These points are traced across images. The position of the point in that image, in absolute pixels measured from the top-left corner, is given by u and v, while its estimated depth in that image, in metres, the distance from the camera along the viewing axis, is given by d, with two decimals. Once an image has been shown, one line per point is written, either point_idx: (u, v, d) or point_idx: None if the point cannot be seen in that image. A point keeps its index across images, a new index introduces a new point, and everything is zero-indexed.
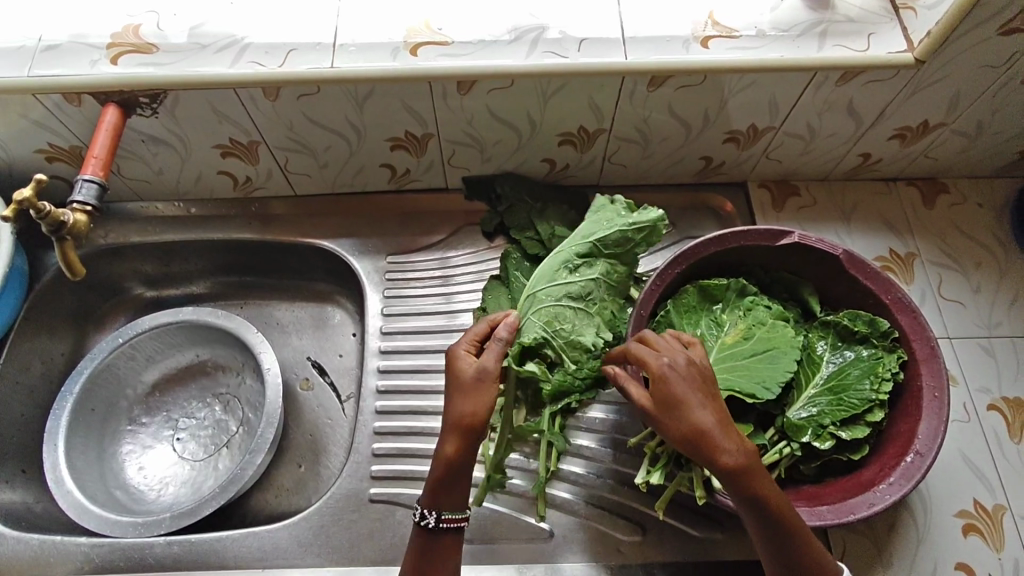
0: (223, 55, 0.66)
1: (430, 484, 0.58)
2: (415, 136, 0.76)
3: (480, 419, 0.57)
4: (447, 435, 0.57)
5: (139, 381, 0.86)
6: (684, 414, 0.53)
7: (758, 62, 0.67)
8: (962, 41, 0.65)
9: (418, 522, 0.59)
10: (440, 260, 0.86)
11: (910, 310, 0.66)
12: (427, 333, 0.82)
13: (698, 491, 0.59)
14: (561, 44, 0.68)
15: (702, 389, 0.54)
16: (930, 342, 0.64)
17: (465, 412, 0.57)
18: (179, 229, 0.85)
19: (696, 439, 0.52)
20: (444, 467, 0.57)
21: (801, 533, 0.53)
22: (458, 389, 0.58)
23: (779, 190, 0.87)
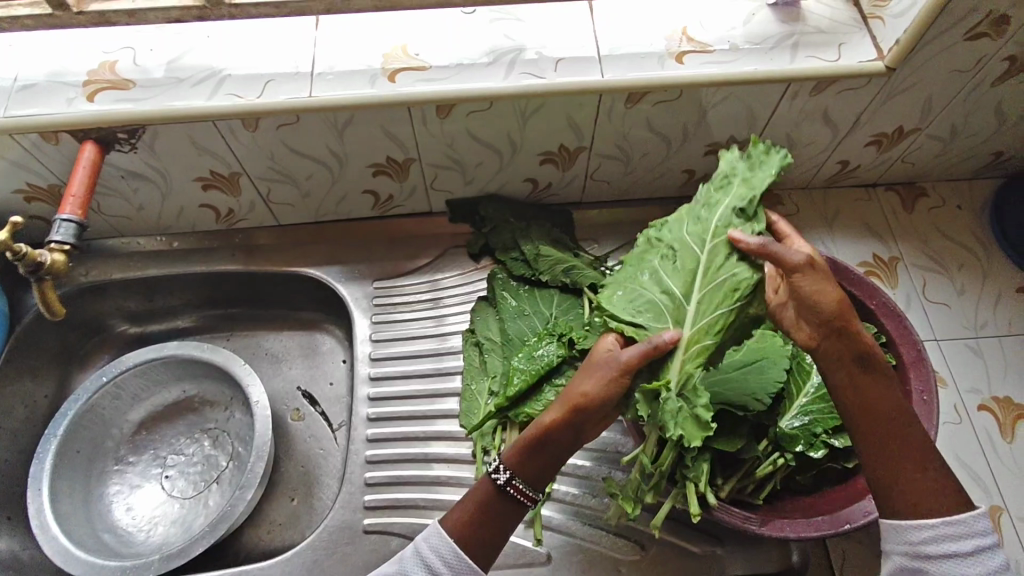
0: (200, 88, 0.66)
1: (515, 443, 0.58)
2: (396, 161, 0.76)
3: (589, 400, 0.56)
4: (558, 405, 0.57)
5: (125, 420, 0.85)
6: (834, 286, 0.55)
7: (734, 75, 0.67)
8: (930, 49, 0.66)
9: (491, 478, 0.58)
10: (430, 283, 0.85)
11: (896, 315, 0.66)
12: (420, 356, 0.81)
13: (693, 508, 0.59)
14: (538, 65, 0.69)
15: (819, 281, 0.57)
16: (917, 347, 0.64)
17: (583, 387, 0.57)
18: (163, 263, 0.85)
19: (843, 306, 0.54)
20: (535, 430, 0.57)
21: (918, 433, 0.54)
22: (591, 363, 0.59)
23: (761, 200, 0.88)
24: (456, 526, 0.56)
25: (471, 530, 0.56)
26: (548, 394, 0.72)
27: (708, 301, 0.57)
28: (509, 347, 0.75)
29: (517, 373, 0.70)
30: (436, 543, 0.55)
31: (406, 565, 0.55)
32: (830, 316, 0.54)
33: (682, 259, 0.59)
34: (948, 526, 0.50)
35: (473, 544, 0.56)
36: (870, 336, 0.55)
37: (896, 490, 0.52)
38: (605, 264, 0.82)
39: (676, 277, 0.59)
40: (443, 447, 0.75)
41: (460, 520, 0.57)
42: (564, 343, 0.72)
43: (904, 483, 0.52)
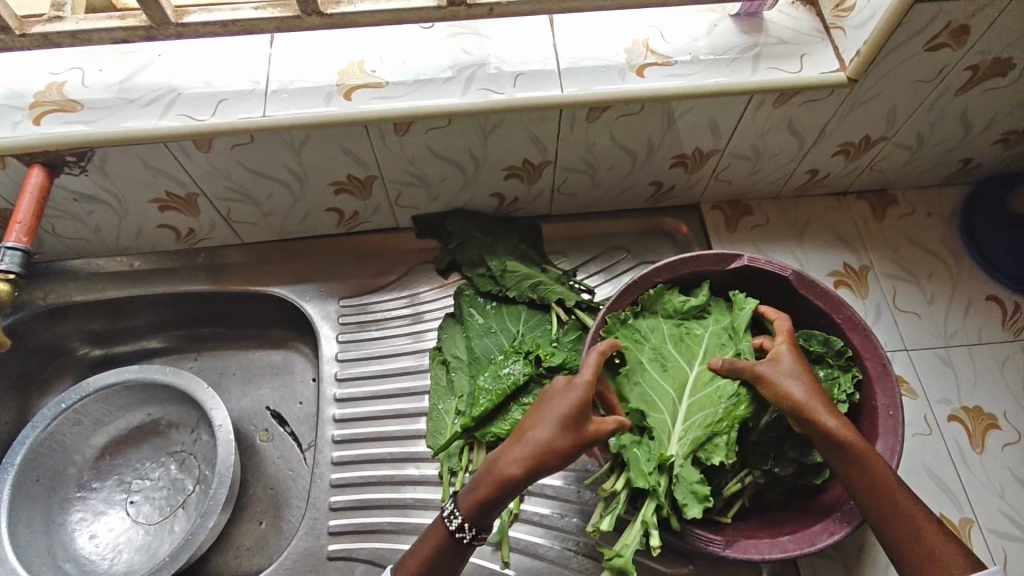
0: (151, 109, 0.65)
1: (473, 492, 0.57)
2: (358, 179, 0.75)
3: (555, 459, 0.56)
4: (522, 465, 0.56)
5: (88, 445, 0.83)
6: (796, 382, 0.58)
7: (695, 88, 0.67)
8: (891, 59, 0.65)
9: (448, 527, 0.58)
10: (410, 298, 0.84)
11: (862, 329, 0.65)
12: (404, 373, 0.80)
13: (653, 542, 0.57)
14: (496, 80, 0.67)
15: (797, 368, 0.59)
16: (882, 361, 0.64)
17: (547, 441, 0.56)
18: (123, 284, 0.83)
19: (802, 405, 0.56)
20: (499, 484, 0.57)
21: (912, 508, 0.54)
22: (551, 408, 0.58)
23: (731, 210, 0.87)
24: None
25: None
26: (516, 411, 0.70)
27: (696, 407, 0.61)
28: (476, 365, 0.74)
29: (483, 393, 0.69)
30: None
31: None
32: (792, 415, 0.57)
33: (671, 366, 0.64)
34: None
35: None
36: (838, 420, 0.55)
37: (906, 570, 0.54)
38: (573, 278, 0.81)
39: (666, 381, 0.63)
40: (410, 468, 0.74)
41: (415, 569, 0.58)
42: (531, 360, 0.71)
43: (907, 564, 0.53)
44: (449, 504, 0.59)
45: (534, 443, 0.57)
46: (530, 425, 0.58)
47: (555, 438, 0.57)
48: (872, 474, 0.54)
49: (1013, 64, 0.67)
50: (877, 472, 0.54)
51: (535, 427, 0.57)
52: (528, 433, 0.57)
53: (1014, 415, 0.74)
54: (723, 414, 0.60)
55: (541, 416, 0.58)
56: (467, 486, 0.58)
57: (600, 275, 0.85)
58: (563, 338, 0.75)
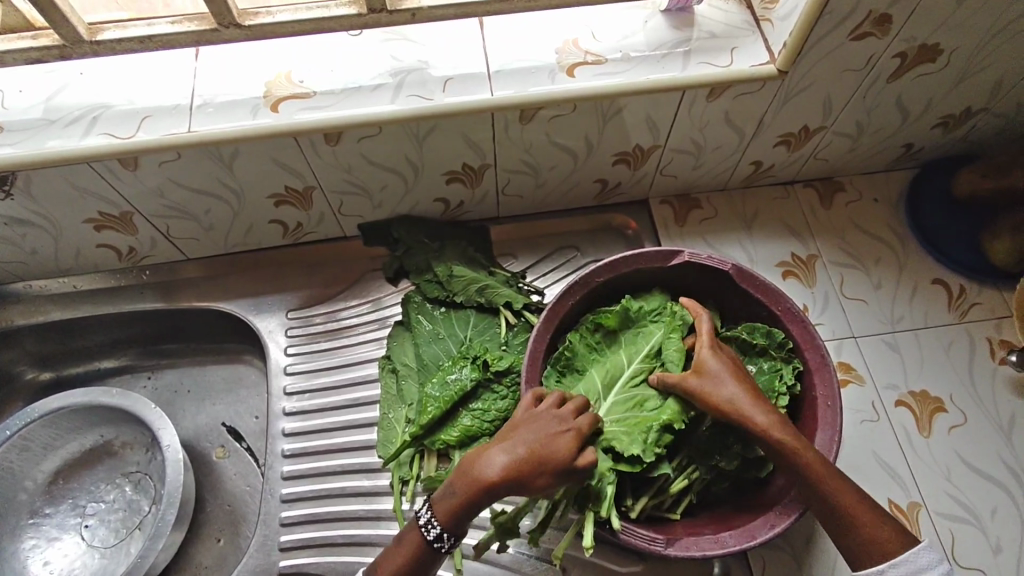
0: (74, 128, 0.64)
1: (453, 497, 0.54)
2: (296, 191, 0.74)
3: (539, 479, 0.53)
4: (507, 479, 0.53)
5: (39, 471, 0.82)
6: (723, 381, 0.58)
7: (625, 86, 0.66)
8: (819, 49, 0.65)
9: (425, 536, 0.56)
10: (373, 302, 0.83)
11: (800, 319, 0.65)
12: (370, 381, 0.80)
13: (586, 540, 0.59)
14: (426, 86, 0.67)
15: (729, 368, 0.59)
16: (821, 351, 0.64)
17: (538, 456, 0.54)
18: (65, 306, 0.82)
19: (730, 406, 0.56)
20: (477, 494, 0.54)
21: (847, 492, 0.54)
22: (550, 429, 0.55)
23: (679, 204, 0.87)
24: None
25: None
26: (465, 416, 0.69)
27: (620, 406, 0.62)
28: (425, 373, 0.74)
29: (431, 401, 0.68)
30: None
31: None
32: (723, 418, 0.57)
33: (612, 365, 0.65)
34: (894, 570, 0.52)
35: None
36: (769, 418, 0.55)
37: (852, 549, 0.54)
38: (522, 280, 0.81)
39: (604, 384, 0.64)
40: (362, 479, 0.74)
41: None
42: (479, 365, 0.70)
43: (852, 548, 0.54)
44: (425, 508, 0.56)
45: (523, 462, 0.54)
46: (523, 441, 0.55)
47: (543, 463, 0.53)
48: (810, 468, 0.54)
49: (941, 49, 0.67)
50: (811, 457, 0.54)
51: (529, 444, 0.54)
52: (520, 447, 0.54)
53: (961, 398, 0.75)
54: (643, 419, 0.60)
55: (533, 434, 0.55)
56: (443, 488, 0.55)
57: (550, 275, 0.85)
58: (513, 341, 0.75)
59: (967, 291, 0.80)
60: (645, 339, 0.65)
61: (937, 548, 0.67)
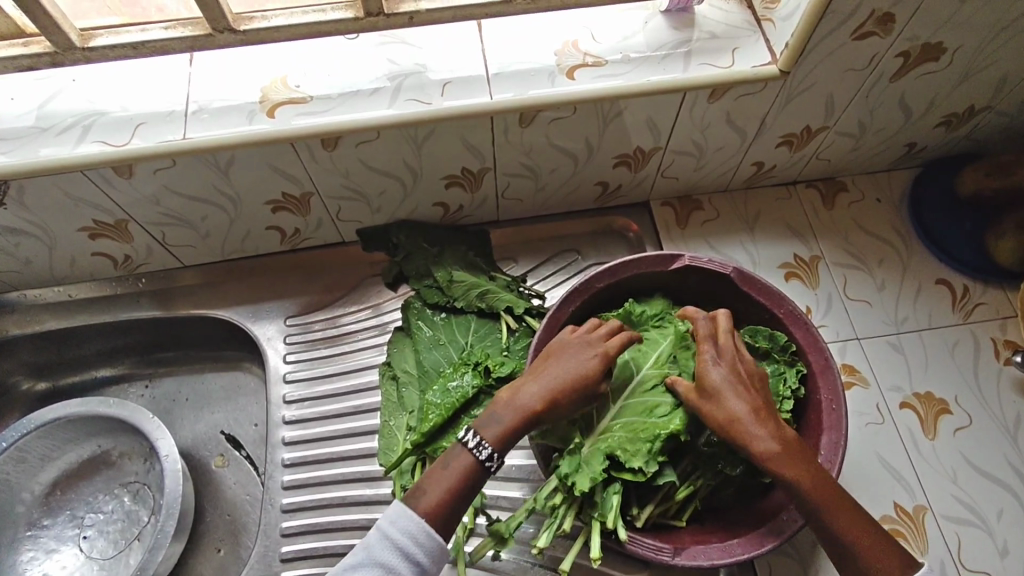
0: (67, 136, 0.63)
1: (497, 418, 0.58)
2: (293, 197, 0.73)
3: (571, 390, 0.59)
4: (551, 399, 0.58)
5: (36, 482, 0.81)
6: (722, 395, 0.57)
7: (626, 88, 0.65)
8: (821, 48, 0.64)
9: (476, 457, 0.57)
10: (373, 309, 0.83)
11: (802, 321, 0.65)
12: (371, 388, 0.79)
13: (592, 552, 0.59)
14: (424, 90, 0.66)
15: (733, 382, 0.57)
16: (824, 353, 0.63)
17: (568, 373, 0.59)
18: (61, 316, 0.81)
19: (728, 425, 0.56)
20: (520, 412, 0.58)
21: (842, 516, 0.53)
22: (580, 352, 0.60)
23: (681, 206, 0.86)
24: (429, 510, 0.54)
25: (446, 512, 0.55)
26: (467, 424, 0.68)
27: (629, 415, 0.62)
28: (425, 380, 0.73)
29: (432, 408, 0.67)
30: (404, 525, 0.53)
31: (375, 550, 0.53)
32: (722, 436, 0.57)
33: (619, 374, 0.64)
34: None
35: (446, 525, 0.55)
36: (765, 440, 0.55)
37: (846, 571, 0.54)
38: (522, 285, 0.80)
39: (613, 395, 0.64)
40: (364, 488, 0.73)
41: (437, 504, 0.55)
42: (481, 371, 0.70)
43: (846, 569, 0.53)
44: (471, 432, 0.57)
45: (564, 381, 0.59)
46: (559, 365, 0.59)
47: (581, 379, 0.59)
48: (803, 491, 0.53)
49: (943, 48, 0.66)
50: (806, 480, 0.54)
51: (565, 366, 0.59)
52: (558, 371, 0.59)
53: (966, 399, 0.74)
54: (651, 425, 0.60)
55: (567, 358, 0.60)
56: (488, 416, 0.58)
57: (551, 279, 0.84)
58: (514, 347, 0.74)
59: (971, 291, 0.80)
60: (655, 347, 0.65)
61: (944, 551, 0.66)
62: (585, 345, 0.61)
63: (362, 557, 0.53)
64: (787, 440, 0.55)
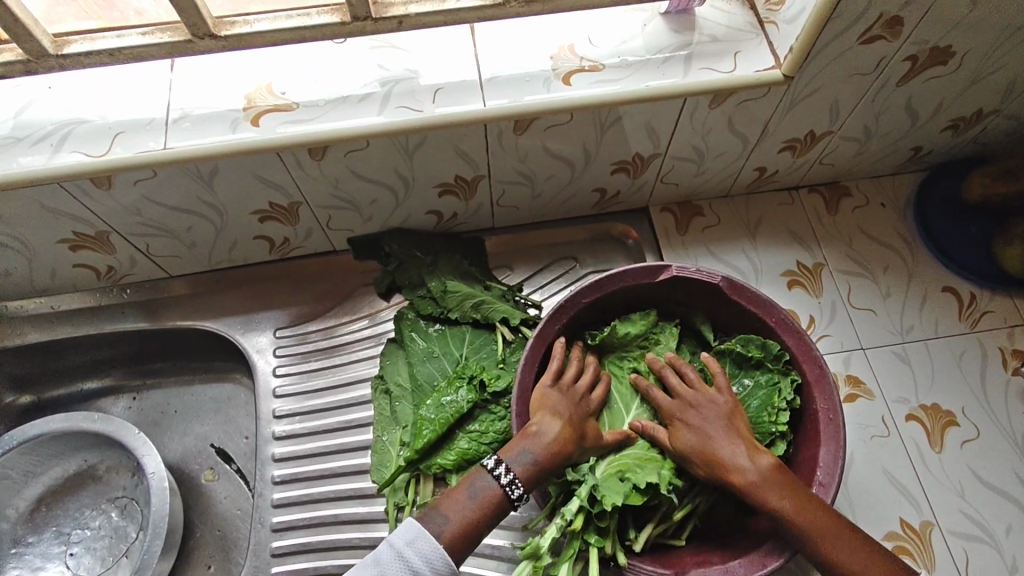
0: (42, 146, 0.60)
1: (534, 460, 0.56)
2: (281, 206, 0.71)
3: (591, 434, 0.60)
4: (578, 439, 0.59)
5: (20, 499, 0.79)
6: (692, 441, 0.58)
7: (624, 94, 0.63)
8: (827, 52, 0.62)
9: (508, 494, 0.56)
10: (369, 318, 0.81)
11: (797, 331, 0.63)
12: (365, 401, 0.77)
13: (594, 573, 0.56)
14: (415, 96, 0.64)
15: (709, 421, 0.59)
16: (818, 363, 0.61)
17: (583, 416, 0.61)
18: (44, 328, 0.78)
19: (707, 464, 0.57)
20: (556, 456, 0.57)
21: (837, 536, 0.52)
22: (586, 398, 0.62)
23: (681, 212, 0.84)
24: (452, 540, 0.53)
25: (469, 545, 0.55)
26: (461, 440, 0.66)
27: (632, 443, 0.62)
28: (419, 394, 0.71)
29: (426, 424, 0.65)
30: (426, 551, 0.52)
31: (388, 569, 0.52)
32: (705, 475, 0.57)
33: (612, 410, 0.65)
34: None
35: (462, 558, 0.55)
36: (742, 474, 0.55)
37: None
38: (519, 295, 0.78)
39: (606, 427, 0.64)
40: (356, 506, 0.71)
41: (463, 538, 0.54)
42: (475, 385, 0.68)
43: None
44: (504, 468, 0.56)
45: (582, 424, 0.60)
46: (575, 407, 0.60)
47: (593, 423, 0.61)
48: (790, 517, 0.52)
49: (952, 52, 0.64)
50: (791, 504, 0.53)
51: (579, 409, 0.61)
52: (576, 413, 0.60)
53: (973, 410, 0.72)
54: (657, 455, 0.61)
55: (577, 403, 0.61)
56: (521, 455, 0.56)
57: (547, 288, 0.82)
58: (511, 358, 0.72)
59: (978, 299, 0.78)
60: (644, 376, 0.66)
61: (951, 568, 0.65)
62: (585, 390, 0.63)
63: (372, 573, 0.51)
64: (768, 468, 0.55)
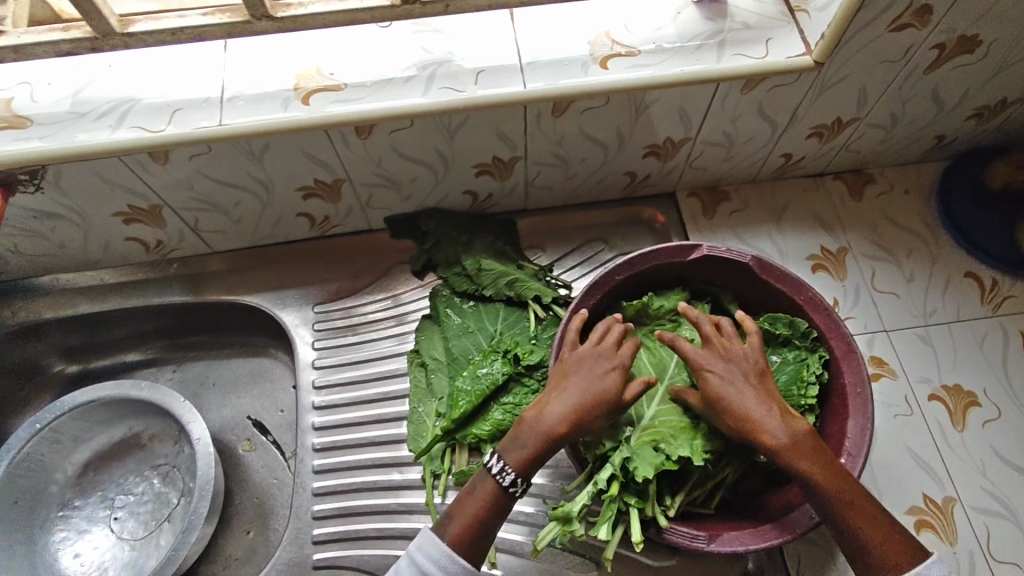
0: (104, 121, 0.63)
1: (524, 449, 0.57)
2: (325, 183, 0.73)
3: (597, 410, 0.58)
4: (575, 418, 0.58)
5: (68, 463, 0.82)
6: (725, 399, 0.58)
7: (659, 78, 0.65)
8: (858, 39, 0.64)
9: (500, 483, 0.57)
10: (394, 299, 0.83)
11: (823, 308, 0.65)
12: (393, 376, 0.79)
13: (635, 535, 0.58)
14: (457, 78, 0.66)
15: (739, 380, 0.59)
16: (846, 338, 0.63)
17: (593, 390, 0.59)
18: (94, 299, 0.82)
19: (738, 424, 0.57)
20: (549, 444, 0.58)
21: (856, 502, 0.54)
22: (599, 369, 0.60)
23: (707, 196, 0.86)
24: (459, 538, 0.56)
25: (476, 538, 0.56)
26: (495, 412, 0.69)
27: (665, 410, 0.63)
28: (455, 367, 0.73)
29: (463, 395, 0.68)
30: (428, 551, 0.55)
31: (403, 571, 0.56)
32: (737, 433, 0.57)
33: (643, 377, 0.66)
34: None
35: (472, 551, 0.56)
36: (773, 435, 0.56)
37: (866, 565, 0.53)
38: (550, 274, 0.80)
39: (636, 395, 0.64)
40: (393, 473, 0.74)
41: (465, 532, 0.56)
42: (510, 358, 0.70)
43: (866, 562, 0.53)
44: (496, 458, 0.58)
45: (587, 401, 0.58)
46: (580, 384, 0.59)
47: (603, 397, 0.59)
48: (814, 481, 0.54)
49: (979, 40, 0.66)
50: (814, 468, 0.55)
51: (586, 386, 0.59)
52: (578, 391, 0.59)
53: (994, 391, 0.74)
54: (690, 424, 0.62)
55: (586, 377, 0.60)
56: (509, 443, 0.58)
57: (577, 269, 0.84)
58: (543, 335, 0.75)
59: (1000, 284, 0.80)
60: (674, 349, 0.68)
61: (971, 541, 0.67)
62: (601, 360, 0.61)
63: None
64: (800, 430, 0.56)
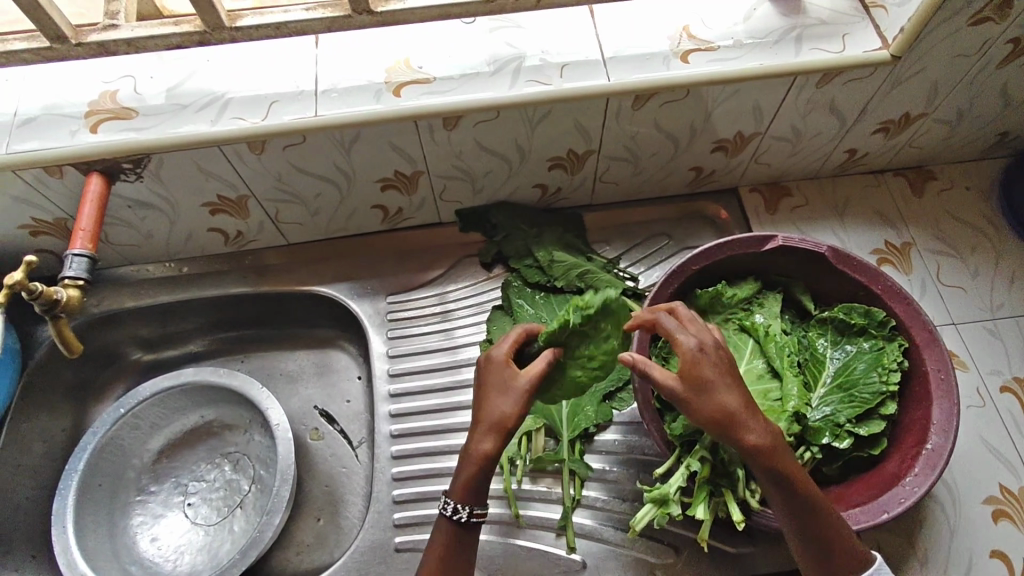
0: (205, 113, 0.65)
1: (458, 480, 0.55)
2: (405, 175, 0.75)
3: (506, 415, 0.54)
4: (495, 427, 0.54)
5: (145, 449, 0.84)
6: (714, 389, 0.53)
7: (740, 71, 0.67)
8: (936, 33, 0.65)
9: (446, 515, 0.56)
10: (439, 296, 0.85)
11: (902, 297, 0.66)
12: (436, 370, 0.81)
13: (737, 513, 0.59)
14: (543, 71, 0.68)
15: (721, 368, 0.54)
16: (926, 325, 0.64)
17: (496, 395, 0.55)
18: (173, 289, 0.84)
19: (723, 417, 0.52)
20: (482, 464, 0.55)
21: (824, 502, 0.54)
22: (502, 372, 0.56)
23: (770, 192, 0.88)
24: None
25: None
26: (573, 367, 0.58)
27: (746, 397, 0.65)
28: None
29: None
30: None
31: None
32: (713, 426, 0.53)
33: None
34: None
35: None
36: (759, 432, 0.53)
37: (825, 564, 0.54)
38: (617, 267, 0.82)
39: None
40: None
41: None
42: None
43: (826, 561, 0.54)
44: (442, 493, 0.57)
45: (496, 407, 0.55)
46: (487, 393, 0.56)
47: (506, 398, 0.55)
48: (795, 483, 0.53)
49: None
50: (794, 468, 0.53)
51: (493, 393, 0.55)
52: (488, 402, 0.55)
53: None
54: (772, 409, 0.64)
55: (490, 384, 0.56)
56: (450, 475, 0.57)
57: (643, 262, 0.85)
58: None
59: None
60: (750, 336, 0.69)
61: None
62: (499, 359, 0.57)
63: None
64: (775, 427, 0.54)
